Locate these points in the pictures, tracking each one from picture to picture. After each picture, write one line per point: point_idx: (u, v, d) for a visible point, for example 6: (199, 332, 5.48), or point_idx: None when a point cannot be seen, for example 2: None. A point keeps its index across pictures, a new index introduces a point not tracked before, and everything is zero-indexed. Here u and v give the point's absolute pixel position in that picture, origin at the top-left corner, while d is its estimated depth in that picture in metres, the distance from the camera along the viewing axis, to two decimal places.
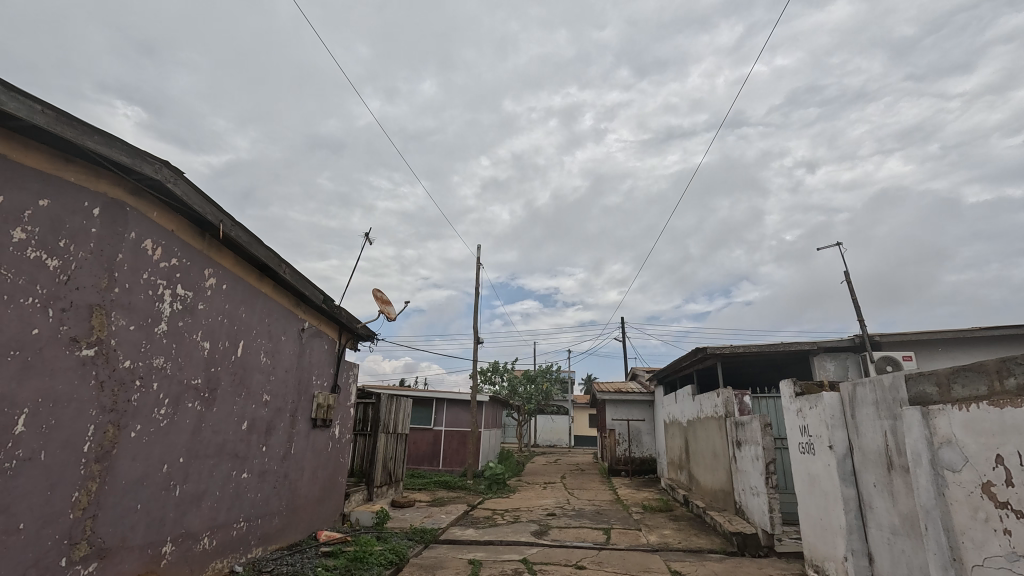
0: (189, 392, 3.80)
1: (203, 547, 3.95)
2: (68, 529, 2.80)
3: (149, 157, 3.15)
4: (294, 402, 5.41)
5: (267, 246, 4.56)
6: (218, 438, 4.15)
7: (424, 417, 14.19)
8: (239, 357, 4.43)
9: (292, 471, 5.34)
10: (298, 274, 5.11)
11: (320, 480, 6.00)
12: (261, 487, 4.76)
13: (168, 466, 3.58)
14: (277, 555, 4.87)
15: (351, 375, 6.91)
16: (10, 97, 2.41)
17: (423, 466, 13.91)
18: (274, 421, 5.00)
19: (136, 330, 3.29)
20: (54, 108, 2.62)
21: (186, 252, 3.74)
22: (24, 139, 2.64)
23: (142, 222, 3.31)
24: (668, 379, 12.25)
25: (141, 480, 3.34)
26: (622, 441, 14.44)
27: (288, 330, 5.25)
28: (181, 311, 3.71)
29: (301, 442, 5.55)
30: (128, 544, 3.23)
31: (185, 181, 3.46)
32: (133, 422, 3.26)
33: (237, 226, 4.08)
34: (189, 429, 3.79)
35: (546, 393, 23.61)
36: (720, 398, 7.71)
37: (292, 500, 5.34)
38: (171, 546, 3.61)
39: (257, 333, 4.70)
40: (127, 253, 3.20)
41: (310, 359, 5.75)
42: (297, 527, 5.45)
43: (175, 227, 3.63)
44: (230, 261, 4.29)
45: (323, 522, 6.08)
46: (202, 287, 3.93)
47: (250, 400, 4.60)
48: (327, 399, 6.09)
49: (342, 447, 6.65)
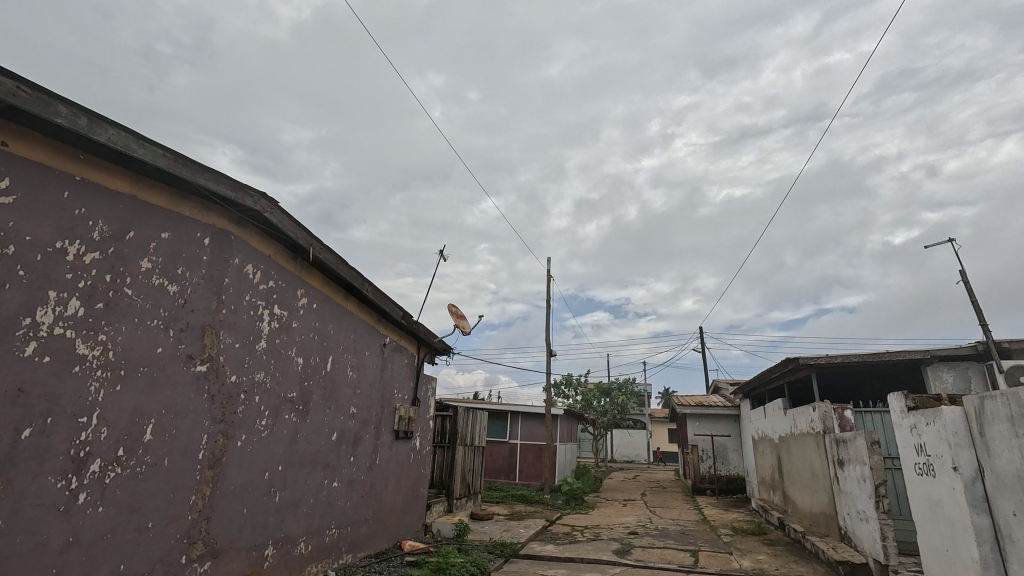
0: (286, 404, 4.09)
1: (301, 551, 4.20)
2: (187, 530, 3.09)
3: (250, 190, 3.47)
4: (378, 414, 5.65)
5: (351, 267, 4.84)
6: (312, 448, 4.41)
7: (500, 430, 14.31)
8: (329, 371, 4.71)
9: (377, 481, 5.56)
10: (380, 292, 5.38)
11: (404, 491, 6.21)
12: (350, 496, 5.00)
13: (269, 473, 3.85)
14: (366, 563, 5.08)
15: (429, 389, 7.12)
16: (138, 144, 2.76)
17: (500, 479, 14.01)
18: (360, 433, 5.25)
19: (241, 347, 3.60)
20: (173, 152, 2.96)
21: (282, 275, 4.06)
22: (149, 180, 3.01)
23: (244, 249, 3.64)
24: (755, 392, 11.51)
25: (246, 485, 3.61)
26: (706, 458, 13.74)
27: (370, 345, 5.51)
28: (278, 328, 4.02)
29: (385, 453, 5.78)
30: (236, 546, 3.50)
31: (280, 210, 3.77)
32: (239, 432, 3.55)
33: (325, 248, 4.37)
34: (287, 439, 4.07)
35: (622, 407, 23.05)
36: (816, 412, 7.08)
37: (378, 509, 5.56)
38: (272, 549, 3.86)
39: (344, 348, 4.98)
40: (232, 278, 3.52)
41: (391, 373, 5.99)
42: (384, 536, 5.67)
43: (272, 253, 3.95)
44: (319, 281, 4.59)
45: (406, 533, 6.27)
46: (296, 307, 4.24)
47: (339, 412, 4.86)
48: (408, 412, 6.31)
49: (423, 459, 6.84)
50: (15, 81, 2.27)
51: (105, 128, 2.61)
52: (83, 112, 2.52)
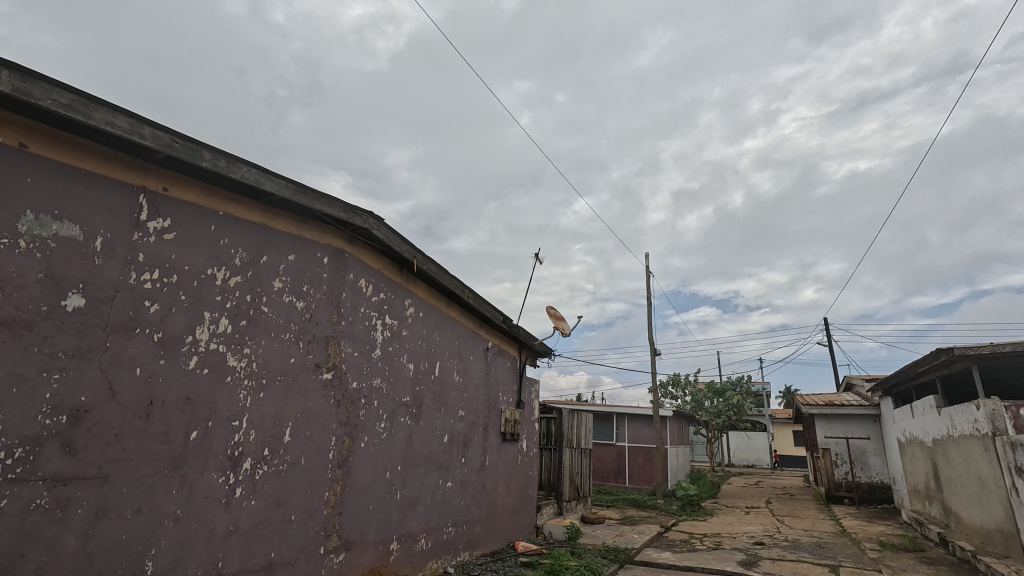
0: (401, 408, 4.35)
1: (422, 547, 4.43)
2: (323, 523, 3.41)
3: (359, 211, 3.76)
4: (485, 416, 5.81)
5: (452, 275, 5.05)
6: (427, 449, 4.65)
7: (606, 433, 14.05)
8: (437, 376, 4.94)
9: (488, 481, 5.71)
10: (480, 298, 5.54)
11: (514, 492, 6.32)
12: (463, 496, 5.19)
13: (390, 473, 4.12)
14: (482, 561, 5.24)
15: (533, 391, 7.19)
16: (266, 178, 3.11)
17: (609, 482, 13.74)
18: (470, 435, 5.43)
19: (359, 356, 3.90)
20: (294, 182, 3.30)
21: (391, 287, 4.34)
22: (276, 209, 3.37)
23: (357, 265, 3.94)
24: (898, 389, 10.15)
25: (371, 483, 3.90)
26: (841, 464, 12.36)
27: (474, 350, 5.70)
28: (390, 337, 4.30)
29: (494, 455, 5.93)
30: (365, 539, 3.78)
31: (386, 226, 4.04)
32: (362, 434, 3.84)
33: (427, 259, 4.60)
34: (403, 440, 4.33)
35: (738, 407, 21.54)
36: (981, 411, 6.06)
37: (490, 509, 5.71)
38: (397, 544, 4.12)
39: (450, 353, 5.20)
40: (348, 292, 3.83)
41: (495, 376, 6.14)
42: (497, 536, 5.80)
43: (381, 267, 4.24)
44: (424, 291, 4.84)
45: (519, 534, 6.37)
46: (405, 316, 4.51)
47: (449, 415, 5.08)
48: (514, 414, 6.42)
49: (531, 461, 6.91)
50: (169, 135, 2.66)
51: (239, 167, 2.98)
52: (222, 155, 2.89)
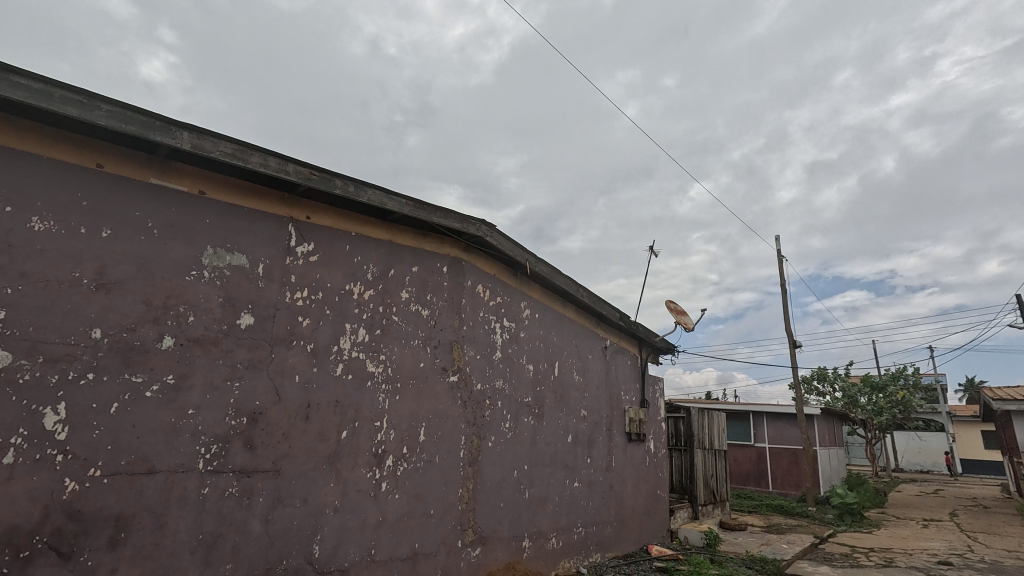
0: (524, 408, 4.45)
1: (553, 546, 4.48)
2: (459, 518, 3.60)
3: (473, 219, 3.92)
4: (608, 416, 5.71)
5: (566, 275, 5.04)
6: (551, 449, 4.70)
7: (742, 433, 13.02)
8: (557, 376, 4.97)
9: (615, 482, 5.60)
10: (595, 296, 5.47)
11: (644, 494, 6.12)
12: (591, 496, 5.14)
13: (518, 471, 4.23)
14: (615, 563, 5.15)
15: (657, 390, 6.91)
16: (389, 198, 3.37)
17: (750, 486, 12.72)
18: (594, 434, 5.37)
19: (481, 359, 4.06)
20: (413, 199, 3.54)
21: (506, 290, 4.46)
22: (399, 225, 3.65)
23: (474, 271, 4.12)
24: None
25: (500, 481, 4.03)
26: None
27: (592, 349, 5.63)
28: (509, 339, 4.41)
29: (620, 455, 5.80)
30: (499, 535, 3.92)
31: (498, 232, 4.16)
32: (489, 433, 3.99)
33: (540, 261, 4.64)
34: (528, 440, 4.42)
35: (904, 404, 18.63)
36: None
37: (620, 511, 5.59)
38: (529, 542, 4.21)
39: (568, 353, 5.20)
40: (468, 298, 4.01)
41: (616, 375, 6.01)
42: (629, 538, 5.66)
43: (496, 272, 4.38)
44: (538, 292, 4.90)
45: (652, 537, 6.15)
46: (522, 318, 4.60)
47: (571, 415, 5.07)
48: (638, 414, 6.22)
49: (659, 462, 6.65)
50: (308, 169, 3.01)
51: (366, 190, 3.27)
52: (351, 181, 3.20)
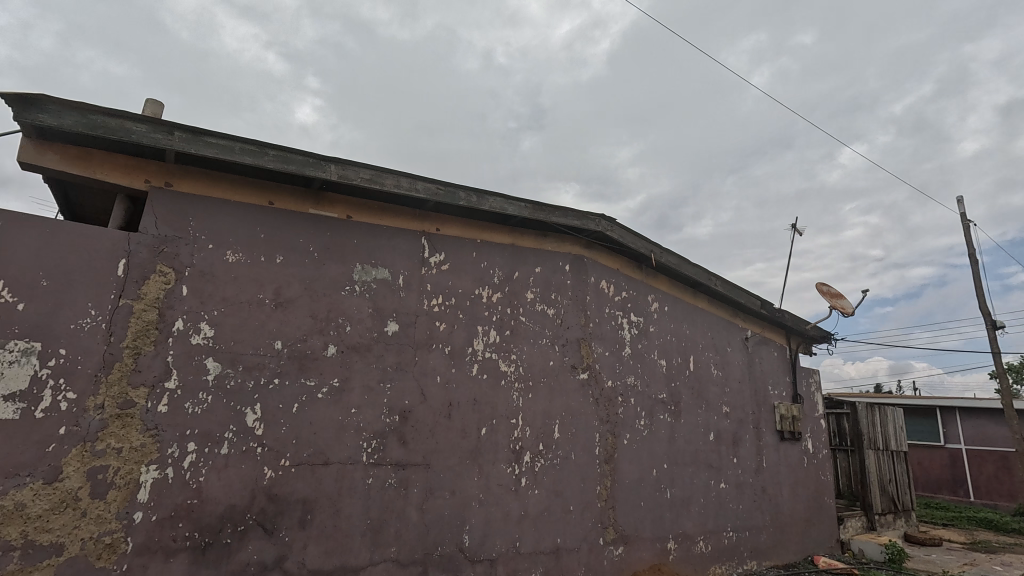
0: (659, 404, 4.29)
1: (701, 549, 4.25)
2: (599, 516, 3.59)
3: (592, 216, 3.89)
4: (755, 413, 5.26)
5: (695, 264, 4.77)
6: (692, 448, 4.46)
7: (929, 432, 11.09)
8: (693, 371, 4.71)
9: (768, 485, 5.14)
10: (730, 284, 5.08)
11: (804, 499, 5.52)
12: (741, 499, 4.78)
13: (657, 470, 4.10)
14: (774, 573, 4.72)
15: (813, 383, 6.20)
16: (509, 203, 3.50)
17: (943, 495, 10.78)
18: (739, 433, 4.99)
19: (611, 355, 4.01)
20: (532, 202, 3.62)
21: (632, 284, 4.35)
22: (521, 228, 3.76)
23: (597, 267, 4.08)
24: None
25: (639, 480, 3.94)
26: None
27: (731, 341, 5.24)
28: (638, 334, 4.29)
29: (772, 455, 5.30)
30: (641, 535, 3.83)
31: (619, 226, 4.08)
32: (624, 430, 3.92)
33: (665, 251, 4.45)
34: (666, 438, 4.26)
35: None
36: None
37: (777, 516, 5.11)
38: (674, 544, 4.05)
39: (704, 346, 4.90)
40: (592, 294, 3.99)
41: (761, 368, 5.52)
42: (789, 547, 5.16)
43: (620, 266, 4.30)
44: (666, 284, 4.70)
45: (817, 548, 5.52)
46: (650, 312, 4.45)
47: (712, 412, 4.77)
48: (791, 410, 5.64)
49: (821, 464, 5.94)
50: (435, 185, 3.25)
51: (487, 199, 3.42)
52: (473, 192, 3.38)
